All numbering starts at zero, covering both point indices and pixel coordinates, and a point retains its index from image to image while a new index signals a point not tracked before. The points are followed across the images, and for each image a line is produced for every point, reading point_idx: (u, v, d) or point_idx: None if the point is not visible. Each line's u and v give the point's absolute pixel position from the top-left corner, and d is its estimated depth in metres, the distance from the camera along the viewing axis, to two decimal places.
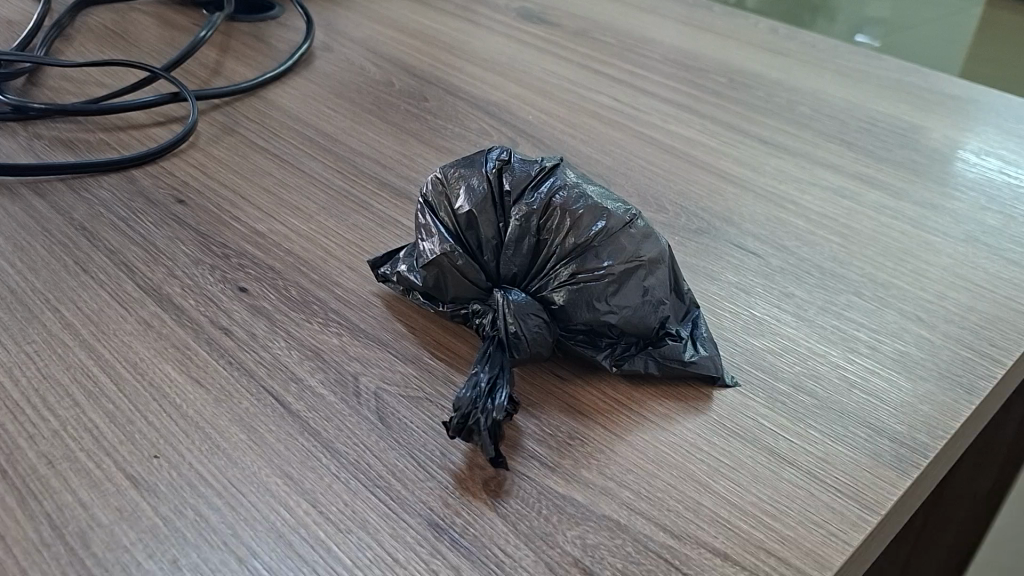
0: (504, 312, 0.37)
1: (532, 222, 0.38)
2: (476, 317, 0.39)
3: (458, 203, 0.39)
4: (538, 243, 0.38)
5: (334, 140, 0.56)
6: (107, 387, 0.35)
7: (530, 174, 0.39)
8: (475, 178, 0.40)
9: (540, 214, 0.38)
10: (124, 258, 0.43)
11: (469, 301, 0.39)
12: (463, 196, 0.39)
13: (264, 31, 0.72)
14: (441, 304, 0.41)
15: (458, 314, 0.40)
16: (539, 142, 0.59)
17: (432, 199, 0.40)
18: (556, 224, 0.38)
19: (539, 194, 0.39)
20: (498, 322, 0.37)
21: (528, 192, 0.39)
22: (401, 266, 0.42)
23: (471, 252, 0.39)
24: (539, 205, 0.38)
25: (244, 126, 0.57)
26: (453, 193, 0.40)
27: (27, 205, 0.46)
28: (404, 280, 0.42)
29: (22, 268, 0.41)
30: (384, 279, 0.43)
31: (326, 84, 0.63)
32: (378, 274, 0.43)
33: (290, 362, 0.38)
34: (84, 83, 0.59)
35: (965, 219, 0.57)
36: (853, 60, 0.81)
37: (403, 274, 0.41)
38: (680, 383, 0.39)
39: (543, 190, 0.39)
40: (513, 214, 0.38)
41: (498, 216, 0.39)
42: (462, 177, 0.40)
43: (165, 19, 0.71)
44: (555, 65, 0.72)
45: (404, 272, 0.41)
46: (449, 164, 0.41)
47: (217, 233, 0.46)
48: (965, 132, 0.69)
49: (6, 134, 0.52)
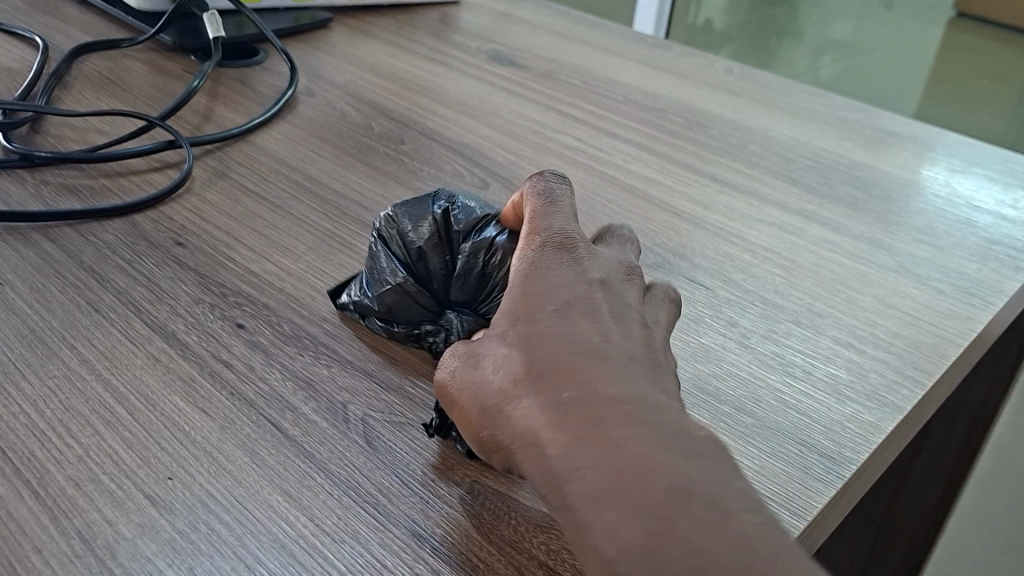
0: (459, 333, 0.43)
1: (478, 258, 0.43)
2: (429, 336, 0.45)
3: (411, 240, 0.44)
4: (483, 277, 0.43)
5: (319, 183, 0.60)
6: (124, 417, 0.39)
7: (474, 216, 0.45)
8: (425, 219, 0.45)
9: (485, 251, 0.43)
10: (131, 298, 0.47)
11: (422, 322, 0.45)
12: (416, 234, 0.44)
13: (250, 77, 0.77)
14: (394, 325, 0.46)
15: (410, 334, 0.45)
16: (509, 182, 0.64)
17: (384, 233, 0.45)
18: (499, 260, 0.43)
19: (483, 235, 0.44)
20: (455, 342, 0.43)
21: (473, 232, 0.44)
22: (356, 295, 0.46)
23: (424, 282, 0.44)
24: (483, 244, 0.43)
25: (235, 168, 0.61)
26: (405, 230, 0.45)
27: (39, 249, 0.50)
28: (360, 307, 0.46)
29: (40, 308, 0.45)
30: (341, 306, 0.47)
31: (309, 129, 0.68)
32: (337, 302, 0.48)
33: (285, 393, 0.42)
34: (85, 131, 0.63)
35: (897, 251, 0.63)
36: (802, 99, 0.87)
37: (358, 301, 0.46)
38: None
39: (486, 232, 0.44)
40: (461, 250, 0.44)
41: (447, 252, 0.44)
42: (412, 217, 0.45)
43: (156, 67, 0.76)
44: (523, 107, 0.77)
45: (359, 300, 0.46)
46: (400, 205, 0.46)
47: (214, 273, 0.50)
48: (901, 169, 0.75)
49: (14, 181, 0.56)
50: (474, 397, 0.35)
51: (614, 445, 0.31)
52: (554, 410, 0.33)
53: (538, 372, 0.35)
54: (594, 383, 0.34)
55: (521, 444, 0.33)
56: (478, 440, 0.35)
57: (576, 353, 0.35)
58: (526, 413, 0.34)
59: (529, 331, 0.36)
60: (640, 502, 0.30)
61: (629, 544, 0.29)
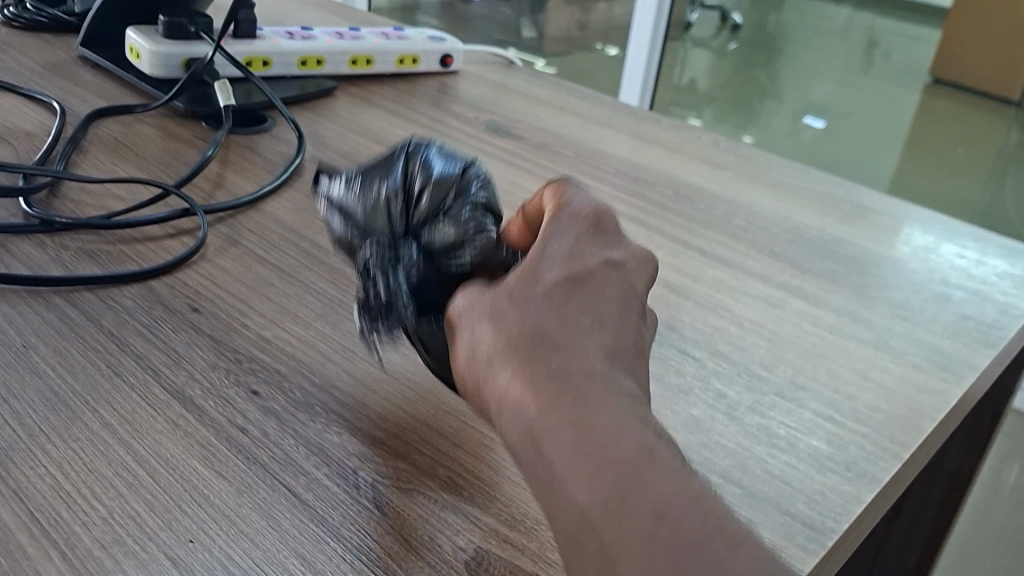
0: (404, 187, 0.48)
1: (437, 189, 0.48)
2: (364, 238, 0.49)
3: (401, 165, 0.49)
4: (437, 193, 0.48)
5: (327, 251, 0.63)
6: (146, 480, 0.42)
7: (473, 191, 0.48)
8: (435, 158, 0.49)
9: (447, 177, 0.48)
10: (150, 362, 0.49)
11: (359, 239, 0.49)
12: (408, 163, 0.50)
13: (258, 144, 0.80)
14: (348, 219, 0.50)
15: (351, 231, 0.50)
16: None
17: (404, 149, 0.50)
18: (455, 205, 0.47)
19: (459, 194, 0.48)
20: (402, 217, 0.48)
21: (457, 194, 0.48)
22: (338, 180, 0.51)
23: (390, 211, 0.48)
24: (451, 184, 0.48)
25: (246, 235, 0.64)
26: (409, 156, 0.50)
27: (60, 313, 0.52)
28: (335, 189, 0.51)
29: (62, 371, 0.48)
30: (324, 182, 0.52)
31: (316, 197, 0.71)
32: (323, 177, 0.53)
33: (298, 458, 0.44)
34: (102, 196, 0.66)
35: (876, 325, 0.66)
36: (785, 174, 0.91)
37: (337, 187, 0.51)
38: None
39: (466, 197, 0.48)
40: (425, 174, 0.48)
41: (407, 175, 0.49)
42: (429, 155, 0.49)
43: (168, 133, 0.79)
44: (520, 177, 0.80)
45: (338, 186, 0.51)
46: (439, 148, 0.50)
47: (229, 339, 0.52)
48: (880, 244, 0.79)
49: (35, 244, 0.59)
50: (467, 348, 0.44)
51: (593, 413, 0.40)
52: (552, 372, 0.41)
53: (525, 340, 0.42)
54: (573, 355, 0.42)
55: (497, 398, 0.42)
56: (462, 381, 0.44)
57: (574, 327, 0.43)
58: (510, 373, 0.42)
59: (523, 300, 0.44)
60: (593, 470, 0.38)
61: (572, 510, 0.38)
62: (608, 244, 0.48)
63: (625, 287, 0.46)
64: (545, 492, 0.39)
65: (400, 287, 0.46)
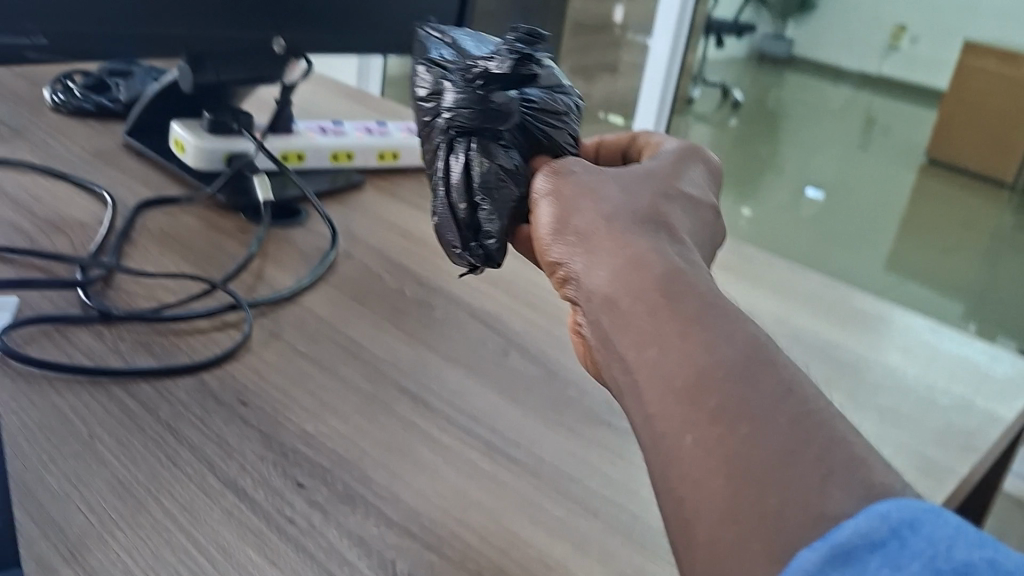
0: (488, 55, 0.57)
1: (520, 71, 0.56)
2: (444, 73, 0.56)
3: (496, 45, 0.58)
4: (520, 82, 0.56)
5: (360, 346, 0.68)
6: (206, 567, 0.46)
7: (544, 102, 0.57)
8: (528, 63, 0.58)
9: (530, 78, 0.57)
10: (204, 453, 0.54)
11: (439, 72, 0.57)
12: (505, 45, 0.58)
13: (293, 236, 0.85)
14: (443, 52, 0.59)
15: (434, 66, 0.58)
16: (526, 351, 0.72)
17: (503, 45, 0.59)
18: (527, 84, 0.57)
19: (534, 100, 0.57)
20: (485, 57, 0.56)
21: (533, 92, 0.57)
22: (445, 36, 0.61)
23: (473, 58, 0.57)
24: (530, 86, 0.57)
25: (286, 329, 0.69)
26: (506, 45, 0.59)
27: (121, 403, 0.57)
28: (443, 36, 0.61)
29: (126, 461, 0.52)
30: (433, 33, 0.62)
31: (349, 291, 0.76)
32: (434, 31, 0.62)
33: (342, 549, 0.49)
34: (152, 287, 0.71)
35: (867, 429, 0.71)
36: (782, 275, 0.97)
37: (447, 36, 0.61)
38: (462, 268, 0.57)
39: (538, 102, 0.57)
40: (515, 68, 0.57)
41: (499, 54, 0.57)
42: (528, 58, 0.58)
43: (210, 223, 0.85)
44: (537, 274, 0.86)
45: (448, 37, 0.61)
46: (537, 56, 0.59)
47: (275, 432, 0.57)
48: (871, 347, 0.84)
49: (94, 334, 0.64)
50: (554, 217, 0.50)
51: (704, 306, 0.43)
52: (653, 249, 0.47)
53: (614, 211, 0.49)
54: (655, 231, 0.49)
55: (596, 263, 0.47)
56: (550, 241, 0.50)
57: (665, 226, 0.49)
58: (598, 230, 0.48)
59: (618, 194, 0.51)
60: (679, 326, 0.42)
61: (681, 371, 0.41)
62: (694, 170, 0.57)
63: (698, 219, 0.53)
64: (626, 331, 0.44)
65: (506, 126, 0.54)
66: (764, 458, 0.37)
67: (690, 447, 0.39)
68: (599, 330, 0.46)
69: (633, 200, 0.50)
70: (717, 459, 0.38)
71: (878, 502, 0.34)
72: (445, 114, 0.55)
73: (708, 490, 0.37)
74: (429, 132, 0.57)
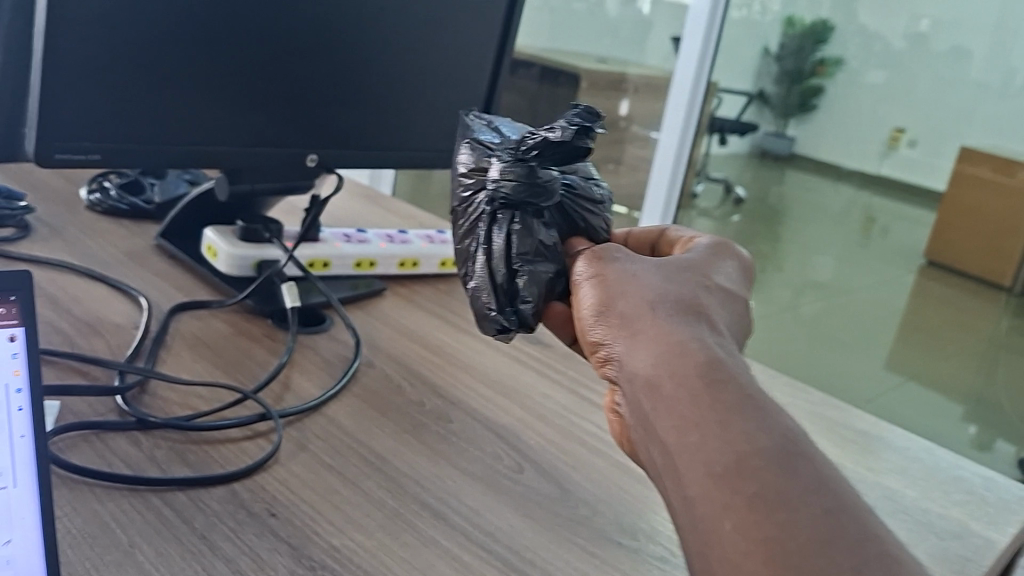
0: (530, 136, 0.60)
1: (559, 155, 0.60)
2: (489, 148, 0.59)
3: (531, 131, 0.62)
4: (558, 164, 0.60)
5: (382, 459, 0.71)
6: None
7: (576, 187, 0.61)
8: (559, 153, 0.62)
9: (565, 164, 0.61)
10: (238, 566, 0.57)
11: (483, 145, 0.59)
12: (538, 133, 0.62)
13: (319, 344, 0.89)
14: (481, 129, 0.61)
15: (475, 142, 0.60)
16: (540, 467, 0.75)
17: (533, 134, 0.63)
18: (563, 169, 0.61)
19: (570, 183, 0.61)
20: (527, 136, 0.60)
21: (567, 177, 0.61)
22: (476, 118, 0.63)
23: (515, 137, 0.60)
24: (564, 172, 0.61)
25: (313, 440, 0.72)
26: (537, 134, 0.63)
27: (159, 513, 0.60)
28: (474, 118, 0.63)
29: (165, 572, 0.55)
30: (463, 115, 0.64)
31: (372, 401, 0.80)
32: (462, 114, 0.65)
33: None
34: (186, 395, 0.75)
35: None
36: (786, 391, 1.00)
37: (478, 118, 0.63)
38: (493, 332, 0.57)
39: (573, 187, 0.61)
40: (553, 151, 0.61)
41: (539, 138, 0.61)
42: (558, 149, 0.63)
43: (240, 329, 0.89)
44: (550, 387, 0.89)
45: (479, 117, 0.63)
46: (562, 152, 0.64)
47: (304, 545, 0.60)
48: (872, 468, 0.87)
49: (132, 441, 0.67)
50: (597, 299, 0.52)
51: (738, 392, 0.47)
52: (695, 341, 0.49)
53: (657, 298, 0.52)
54: (694, 319, 0.51)
55: (639, 348, 0.50)
56: (593, 325, 0.52)
57: (705, 316, 0.52)
58: (643, 316, 0.51)
59: (659, 282, 0.53)
60: (723, 418, 0.45)
61: (723, 457, 0.44)
62: (727, 264, 0.58)
63: (734, 307, 0.56)
64: (668, 415, 0.47)
65: (547, 204, 0.57)
66: (798, 542, 0.41)
67: (730, 530, 0.42)
68: (639, 410, 0.48)
69: (673, 290, 0.53)
70: (756, 546, 0.41)
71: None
72: (490, 185, 0.56)
73: (746, 569, 0.41)
74: (467, 206, 0.58)
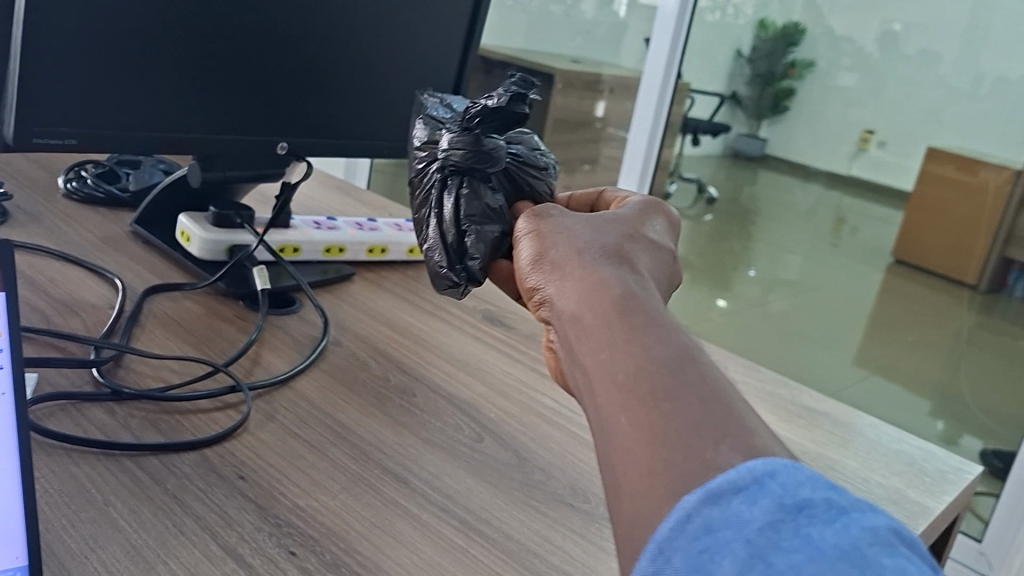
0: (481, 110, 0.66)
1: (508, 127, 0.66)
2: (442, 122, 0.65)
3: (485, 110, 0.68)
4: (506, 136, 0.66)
5: (347, 429, 0.75)
6: None
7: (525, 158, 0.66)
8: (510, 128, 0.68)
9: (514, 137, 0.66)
10: (207, 522, 0.60)
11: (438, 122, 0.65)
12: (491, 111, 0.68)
13: (288, 325, 0.93)
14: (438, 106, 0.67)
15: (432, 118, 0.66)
16: (500, 437, 0.78)
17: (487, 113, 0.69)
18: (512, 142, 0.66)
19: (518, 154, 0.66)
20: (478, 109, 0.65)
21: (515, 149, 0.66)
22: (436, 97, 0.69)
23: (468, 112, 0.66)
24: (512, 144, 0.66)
25: (281, 412, 0.75)
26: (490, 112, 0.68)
27: (132, 475, 0.63)
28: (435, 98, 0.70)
29: (138, 527, 0.58)
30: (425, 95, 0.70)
31: (339, 377, 0.83)
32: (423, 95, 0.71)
33: None
34: (159, 369, 0.78)
35: None
36: (740, 372, 1.05)
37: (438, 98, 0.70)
38: (445, 287, 0.62)
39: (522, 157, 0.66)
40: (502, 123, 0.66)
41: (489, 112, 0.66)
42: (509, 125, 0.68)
43: (211, 309, 0.92)
44: (512, 366, 0.93)
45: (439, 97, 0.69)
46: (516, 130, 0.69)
47: (270, 505, 0.63)
48: (818, 442, 0.91)
49: (107, 410, 0.70)
50: (534, 251, 0.56)
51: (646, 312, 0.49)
52: (614, 274, 0.52)
53: (583, 244, 0.55)
54: (617, 259, 0.54)
55: (563, 288, 0.52)
56: (530, 276, 0.55)
57: (626, 255, 0.55)
58: (570, 259, 0.54)
59: (584, 229, 0.56)
60: (626, 333, 0.47)
61: (624, 365, 0.46)
62: (658, 221, 0.62)
63: (662, 258, 0.58)
64: (586, 339, 0.49)
65: (493, 169, 0.62)
66: (681, 426, 0.42)
67: (625, 426, 0.43)
68: (567, 344, 0.51)
69: (598, 234, 0.56)
70: (645, 445, 0.42)
71: (754, 462, 0.40)
72: (441, 154, 0.62)
73: (636, 468, 0.42)
74: (421, 176, 0.64)
